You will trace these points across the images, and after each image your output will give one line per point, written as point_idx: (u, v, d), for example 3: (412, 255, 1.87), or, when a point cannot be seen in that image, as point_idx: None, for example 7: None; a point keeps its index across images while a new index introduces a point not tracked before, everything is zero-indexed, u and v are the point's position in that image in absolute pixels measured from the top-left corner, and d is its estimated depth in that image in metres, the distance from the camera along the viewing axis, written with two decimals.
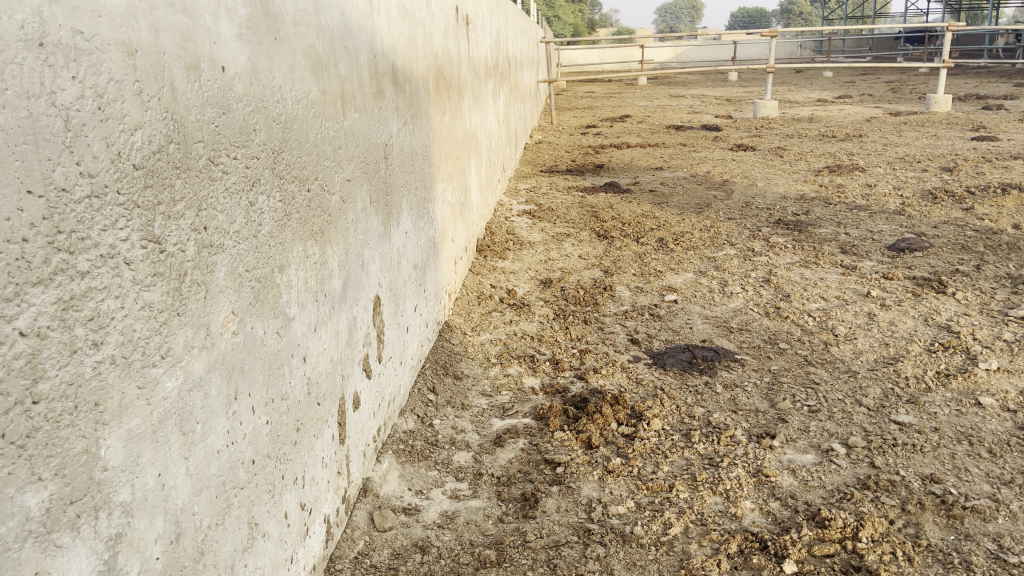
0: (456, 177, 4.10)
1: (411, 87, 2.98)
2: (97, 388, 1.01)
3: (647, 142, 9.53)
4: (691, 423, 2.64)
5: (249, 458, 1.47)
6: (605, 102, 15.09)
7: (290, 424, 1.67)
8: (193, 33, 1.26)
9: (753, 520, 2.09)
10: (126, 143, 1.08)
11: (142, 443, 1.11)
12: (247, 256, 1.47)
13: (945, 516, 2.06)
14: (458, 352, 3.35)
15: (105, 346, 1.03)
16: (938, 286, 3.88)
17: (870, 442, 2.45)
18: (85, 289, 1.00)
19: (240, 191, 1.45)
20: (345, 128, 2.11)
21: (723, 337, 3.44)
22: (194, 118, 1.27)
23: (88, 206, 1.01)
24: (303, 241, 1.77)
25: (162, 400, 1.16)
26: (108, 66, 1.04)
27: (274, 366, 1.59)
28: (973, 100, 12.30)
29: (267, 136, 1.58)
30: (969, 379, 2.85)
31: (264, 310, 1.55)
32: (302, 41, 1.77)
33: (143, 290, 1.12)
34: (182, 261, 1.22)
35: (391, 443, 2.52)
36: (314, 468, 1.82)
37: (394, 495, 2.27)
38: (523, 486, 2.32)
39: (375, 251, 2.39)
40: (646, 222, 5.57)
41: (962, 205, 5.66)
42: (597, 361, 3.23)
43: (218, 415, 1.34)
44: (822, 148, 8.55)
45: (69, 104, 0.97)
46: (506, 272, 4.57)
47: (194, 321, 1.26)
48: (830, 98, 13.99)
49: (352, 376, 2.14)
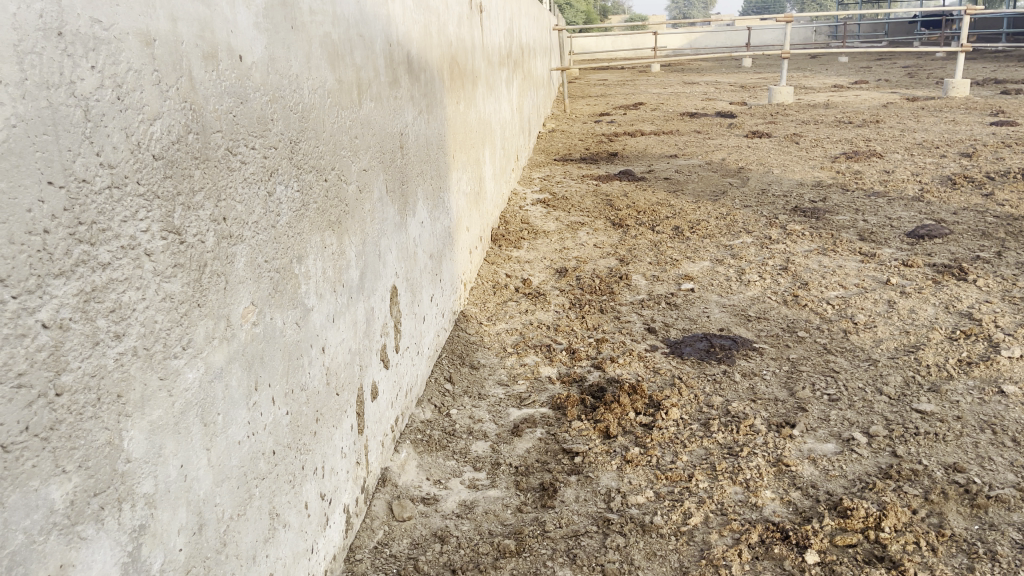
0: (471, 166, 4.09)
1: (426, 75, 2.97)
2: (119, 380, 1.01)
3: (661, 129, 9.48)
4: (710, 412, 2.62)
5: (270, 449, 1.47)
6: (618, 89, 14.99)
7: (309, 415, 1.67)
8: (210, 22, 1.25)
9: (774, 509, 2.07)
10: (145, 134, 1.08)
11: (164, 434, 1.10)
12: (266, 246, 1.46)
13: (969, 505, 2.04)
14: (474, 342, 3.34)
15: (127, 338, 1.03)
16: (959, 273, 3.83)
17: (892, 431, 2.42)
18: (106, 281, 0.99)
19: (259, 181, 1.44)
20: (361, 117, 2.10)
21: (741, 325, 3.42)
22: (212, 108, 1.26)
23: (109, 197, 1.00)
24: (321, 231, 1.76)
25: (184, 391, 1.16)
26: (126, 56, 1.03)
27: (293, 356, 1.59)
28: (991, 84, 12.15)
29: (285, 127, 1.57)
30: (992, 367, 2.82)
31: (283, 301, 1.54)
32: (318, 30, 1.75)
33: (163, 282, 1.11)
34: (202, 251, 1.22)
35: (409, 433, 2.52)
36: (333, 458, 1.82)
37: (412, 485, 2.26)
38: (542, 476, 2.32)
39: (392, 241, 2.39)
40: (662, 210, 5.54)
41: (982, 191, 5.59)
42: (614, 350, 3.21)
43: (239, 406, 1.33)
44: (839, 134, 8.46)
45: (89, 94, 0.97)
46: (521, 261, 4.55)
47: (215, 312, 1.25)
48: (846, 83, 13.85)
49: (369, 367, 2.14)
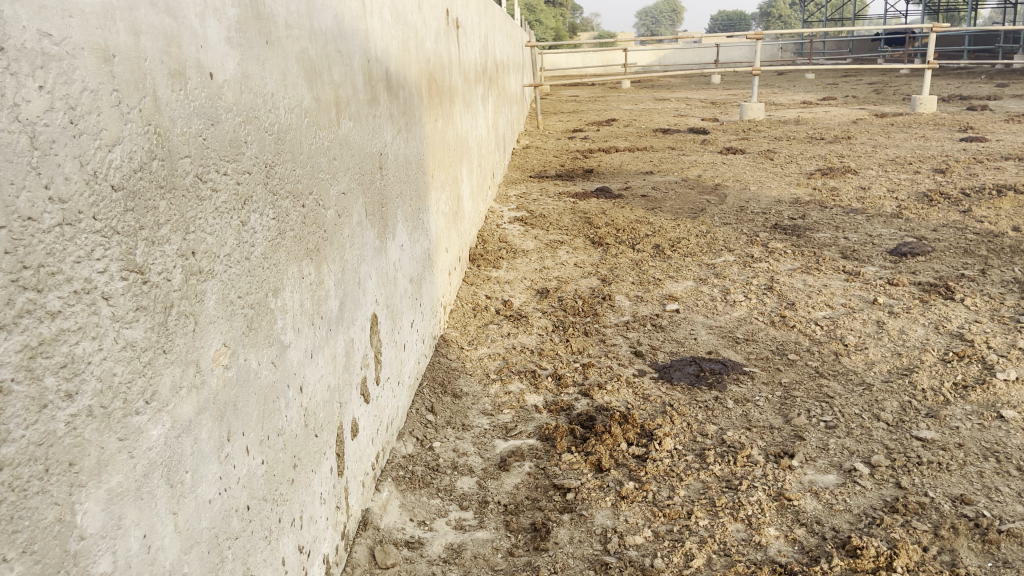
0: (449, 185, 3.98)
1: (405, 92, 2.86)
2: (72, 446, 0.88)
3: (635, 146, 9.44)
4: (705, 442, 2.52)
5: (244, 504, 1.33)
6: (591, 105, 14.97)
7: (286, 462, 1.53)
8: (178, 35, 1.13)
9: (779, 549, 1.97)
10: (103, 162, 0.95)
11: (124, 502, 0.97)
12: (239, 281, 1.33)
13: (981, 541, 1.95)
14: (455, 368, 3.21)
15: (80, 397, 0.90)
16: (945, 292, 3.79)
17: (894, 461, 2.34)
18: (56, 332, 0.86)
19: (231, 210, 1.31)
20: (339, 137, 1.98)
21: (730, 348, 3.33)
22: (179, 131, 1.14)
23: (60, 235, 0.87)
24: (298, 260, 1.64)
25: (147, 450, 1.02)
26: (81, 73, 0.91)
27: (268, 400, 1.45)
28: (956, 101, 12.33)
29: (260, 149, 1.45)
30: (988, 392, 2.75)
31: (259, 339, 1.41)
32: (294, 45, 1.64)
33: (123, 328, 0.98)
34: (167, 291, 1.09)
35: (390, 469, 2.38)
36: (312, 505, 1.68)
37: (395, 528, 2.13)
38: (533, 515, 2.19)
39: (371, 267, 2.26)
40: (641, 228, 5.46)
41: (959, 207, 5.59)
42: (601, 376, 3.10)
43: (210, 461, 1.20)
44: (813, 150, 8.48)
45: (36, 118, 0.84)
46: (501, 282, 4.43)
47: (182, 358, 1.12)
48: (814, 100, 13.97)
49: (349, 403, 2.01)
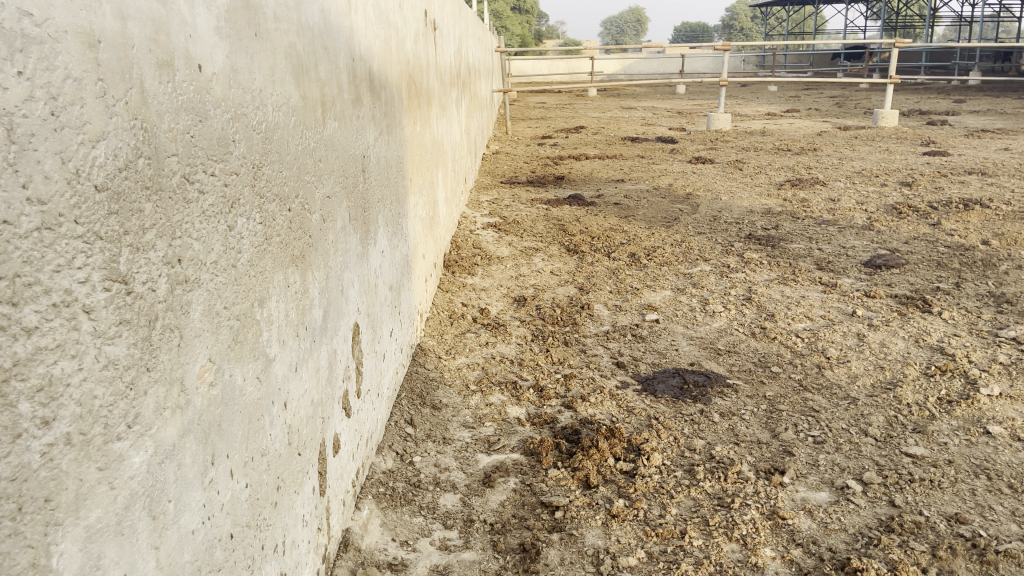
0: (427, 190, 3.89)
1: (386, 93, 2.77)
2: (47, 480, 0.78)
3: (606, 153, 9.43)
4: (692, 457, 2.46)
5: (227, 532, 1.23)
6: (558, 113, 14.94)
7: (270, 483, 1.43)
8: (166, 22, 1.03)
9: (776, 570, 1.91)
10: (87, 159, 0.85)
11: (104, 540, 0.87)
12: (225, 291, 1.23)
13: (978, 562, 1.92)
14: (434, 378, 3.12)
15: (57, 424, 0.79)
16: (923, 305, 3.80)
17: (887, 478, 2.30)
18: (32, 351, 0.76)
19: (218, 214, 1.21)
20: (325, 138, 1.88)
21: (712, 359, 3.29)
22: (167, 127, 1.04)
23: (38, 241, 0.77)
24: (284, 268, 1.54)
25: (129, 480, 0.92)
26: (64, 60, 0.81)
27: (254, 419, 1.36)
28: (916, 115, 12.57)
29: (247, 148, 1.35)
30: (973, 407, 2.74)
31: (243, 353, 1.31)
32: (282, 39, 1.54)
33: (104, 344, 0.88)
34: (152, 303, 0.99)
35: (370, 486, 2.28)
36: (294, 529, 1.58)
37: (377, 548, 2.03)
38: (521, 534, 2.11)
39: (355, 274, 2.17)
40: (615, 236, 5.42)
41: (928, 220, 5.65)
42: (584, 388, 3.03)
43: (194, 488, 1.10)
44: (780, 161, 8.54)
45: (14, 107, 0.74)
46: (477, 289, 4.34)
47: (167, 377, 1.02)
48: (779, 111, 14.12)
49: (331, 418, 1.91)
